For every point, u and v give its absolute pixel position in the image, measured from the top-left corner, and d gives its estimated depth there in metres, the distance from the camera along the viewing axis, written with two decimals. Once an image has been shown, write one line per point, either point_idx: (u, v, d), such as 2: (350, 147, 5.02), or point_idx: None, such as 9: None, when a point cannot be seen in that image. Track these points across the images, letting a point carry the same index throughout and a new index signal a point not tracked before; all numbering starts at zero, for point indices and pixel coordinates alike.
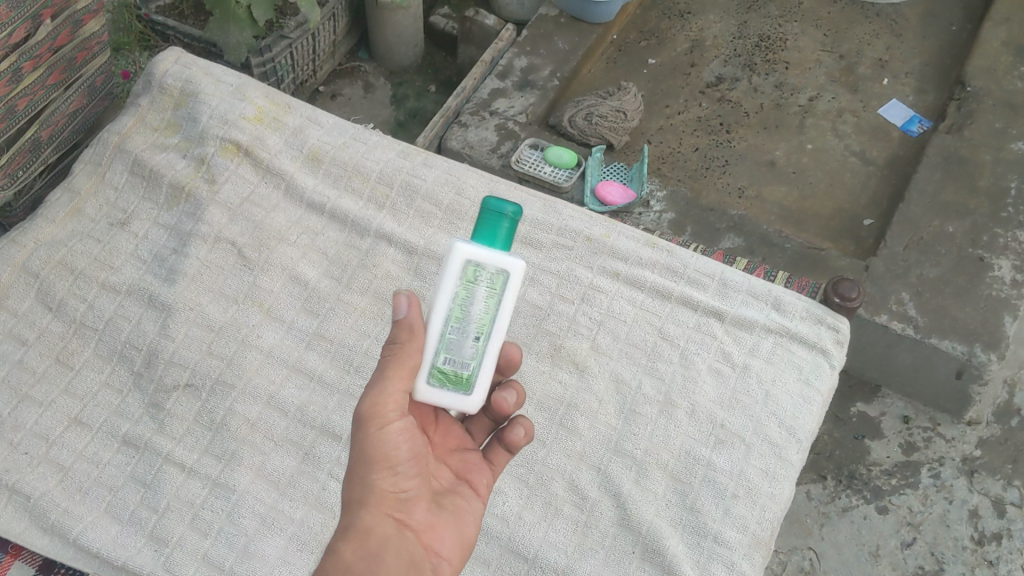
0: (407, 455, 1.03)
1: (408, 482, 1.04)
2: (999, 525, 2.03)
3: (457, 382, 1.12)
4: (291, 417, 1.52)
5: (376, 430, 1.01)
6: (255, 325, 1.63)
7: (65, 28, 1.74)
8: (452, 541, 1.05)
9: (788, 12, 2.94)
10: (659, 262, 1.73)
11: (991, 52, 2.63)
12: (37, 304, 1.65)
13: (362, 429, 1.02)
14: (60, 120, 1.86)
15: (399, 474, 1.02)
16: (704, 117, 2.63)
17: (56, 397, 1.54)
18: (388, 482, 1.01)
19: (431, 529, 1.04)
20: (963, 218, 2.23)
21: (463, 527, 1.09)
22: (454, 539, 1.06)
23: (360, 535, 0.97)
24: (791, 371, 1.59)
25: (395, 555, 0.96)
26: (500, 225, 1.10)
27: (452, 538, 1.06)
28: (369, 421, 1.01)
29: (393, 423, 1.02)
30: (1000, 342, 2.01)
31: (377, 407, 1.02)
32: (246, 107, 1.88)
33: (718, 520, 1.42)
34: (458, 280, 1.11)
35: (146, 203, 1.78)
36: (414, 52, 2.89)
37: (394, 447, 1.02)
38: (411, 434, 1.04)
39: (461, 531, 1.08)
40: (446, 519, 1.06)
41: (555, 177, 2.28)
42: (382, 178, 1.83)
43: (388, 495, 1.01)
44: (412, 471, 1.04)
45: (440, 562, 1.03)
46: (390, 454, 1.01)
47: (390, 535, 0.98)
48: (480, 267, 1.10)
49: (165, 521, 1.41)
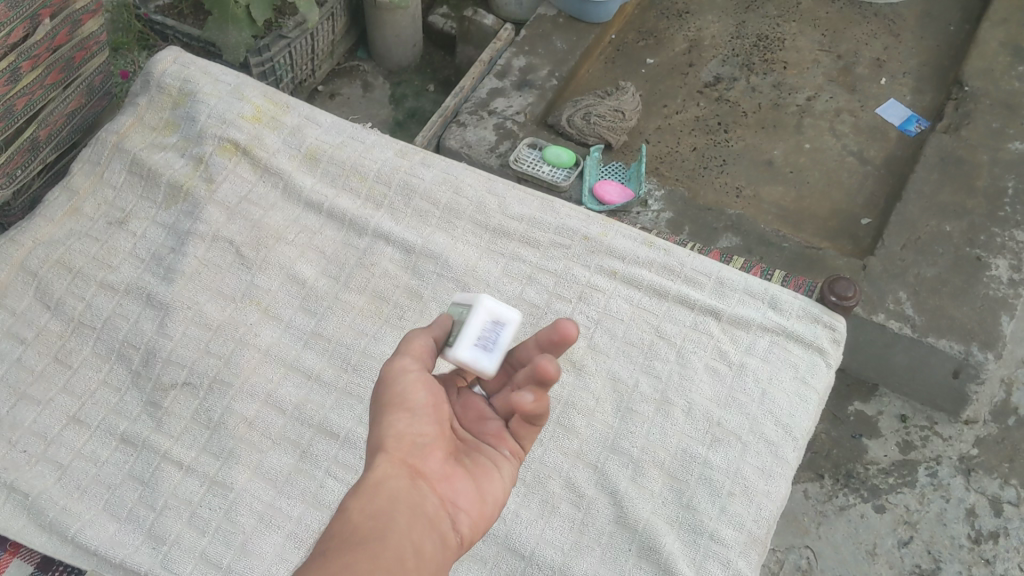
0: (422, 403, 1.07)
1: (425, 431, 1.06)
2: (996, 524, 2.03)
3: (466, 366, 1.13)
4: (288, 416, 1.53)
5: (391, 381, 1.08)
6: (253, 324, 1.63)
7: (64, 28, 1.75)
8: (473, 496, 1.05)
9: (786, 12, 2.95)
10: (656, 261, 1.73)
11: (989, 52, 2.63)
12: (35, 302, 1.65)
13: (378, 389, 1.09)
14: (59, 120, 1.86)
15: (416, 420, 1.06)
16: (702, 116, 2.64)
17: (54, 396, 1.55)
18: (404, 429, 1.04)
19: (448, 480, 1.04)
20: (960, 218, 2.23)
21: (487, 485, 1.07)
22: (475, 495, 1.05)
23: (373, 486, 0.96)
24: (787, 369, 1.59)
25: (409, 504, 0.95)
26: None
27: (472, 492, 1.05)
28: (385, 378, 1.09)
29: (409, 371, 1.09)
30: (997, 341, 2.01)
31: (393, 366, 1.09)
32: (244, 106, 1.89)
33: (714, 518, 1.43)
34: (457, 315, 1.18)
35: (144, 202, 1.79)
36: (413, 52, 2.90)
37: (408, 393, 1.07)
38: (426, 385, 1.09)
39: (483, 490, 1.07)
40: (464, 475, 1.06)
41: (553, 176, 2.29)
42: (380, 177, 1.84)
43: (405, 442, 1.03)
44: (429, 420, 1.07)
45: (458, 515, 1.01)
46: (405, 400, 1.07)
47: (406, 482, 0.98)
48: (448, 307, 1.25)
49: (163, 519, 1.41)
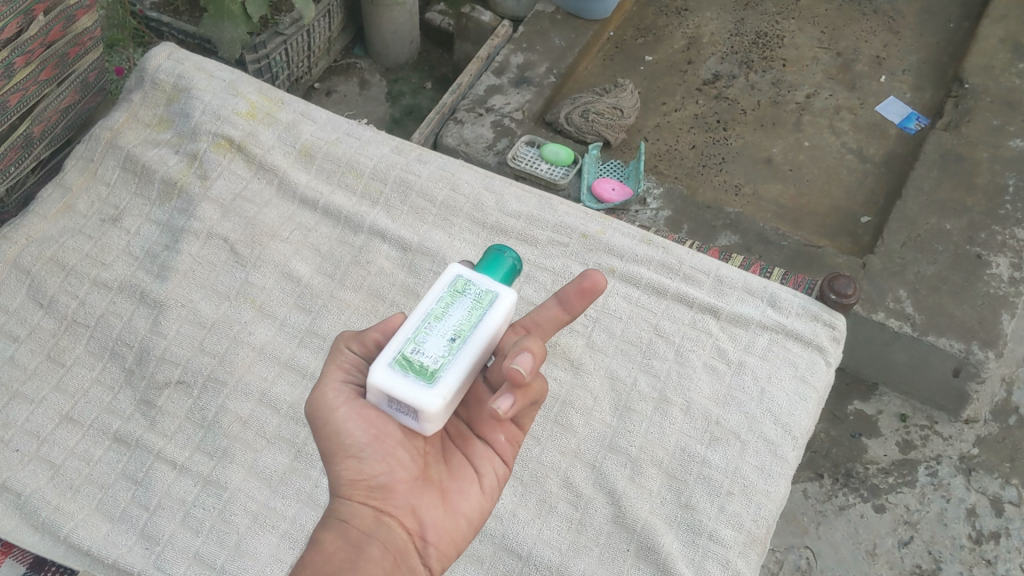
0: (367, 439, 1.03)
1: (380, 467, 1.03)
2: (997, 524, 2.02)
3: (420, 373, 0.99)
4: (283, 415, 1.51)
5: (327, 419, 1.04)
6: (247, 322, 1.62)
7: (58, 24, 1.73)
8: (444, 524, 1.05)
9: (785, 9, 2.93)
10: (655, 259, 1.72)
11: (988, 49, 2.62)
12: (28, 300, 1.63)
13: (315, 422, 1.05)
14: (52, 116, 1.85)
15: (364, 460, 1.02)
16: (701, 114, 2.62)
17: (47, 394, 1.53)
18: (358, 471, 1.02)
19: (415, 513, 1.04)
20: (960, 216, 2.22)
21: (462, 505, 1.07)
22: (447, 523, 1.05)
23: (334, 530, 1.00)
24: (786, 367, 1.58)
25: (376, 544, 0.99)
26: (499, 263, 1.11)
27: (445, 518, 1.05)
28: (314, 415, 1.04)
29: (339, 409, 1.04)
30: (998, 339, 1.99)
31: (318, 401, 1.05)
32: (239, 102, 1.87)
33: (713, 517, 1.41)
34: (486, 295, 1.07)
35: (138, 200, 1.77)
36: (410, 49, 2.88)
37: (347, 435, 1.03)
38: (362, 414, 1.04)
39: (462, 511, 1.07)
40: (435, 501, 1.06)
41: (551, 174, 2.28)
42: (376, 174, 1.82)
43: (359, 484, 1.02)
44: (378, 454, 1.03)
45: (426, 547, 1.03)
46: (344, 444, 1.02)
47: (363, 528, 1.00)
48: (472, 283, 1.08)
49: (156, 519, 1.40)
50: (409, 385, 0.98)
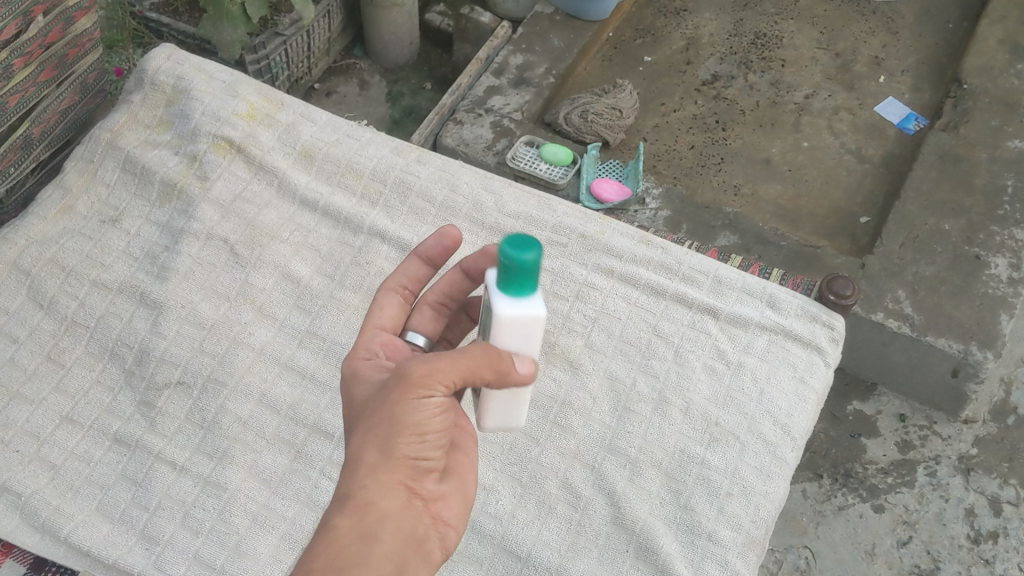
0: (438, 427, 0.94)
1: (431, 451, 0.95)
2: (995, 524, 2.02)
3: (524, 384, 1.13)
4: (282, 415, 1.51)
5: (416, 398, 0.92)
6: (247, 323, 1.62)
7: (57, 25, 1.74)
8: (461, 511, 1.00)
9: (784, 10, 2.93)
10: (654, 259, 1.72)
11: (987, 50, 2.62)
12: (28, 301, 1.64)
13: (401, 390, 0.92)
14: (52, 117, 1.85)
15: (424, 442, 0.94)
16: (700, 115, 2.63)
17: (47, 395, 1.53)
18: (410, 452, 0.93)
19: (441, 498, 0.98)
20: (958, 216, 2.22)
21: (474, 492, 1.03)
22: (464, 508, 1.01)
23: (358, 510, 0.90)
24: (785, 368, 1.58)
25: (400, 533, 0.91)
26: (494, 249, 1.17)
27: (461, 507, 1.01)
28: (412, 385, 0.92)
29: (437, 395, 0.92)
30: (996, 340, 2.00)
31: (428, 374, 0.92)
32: (238, 104, 1.88)
33: (712, 519, 1.42)
34: None
35: (137, 201, 1.77)
36: (409, 50, 2.89)
37: (426, 419, 0.93)
38: (446, 405, 0.94)
39: (470, 499, 1.03)
40: (456, 489, 1.01)
41: (550, 174, 2.28)
42: (375, 175, 1.82)
43: (406, 462, 0.93)
44: (438, 441, 0.95)
45: (446, 532, 0.98)
46: (420, 426, 0.92)
47: (394, 509, 0.92)
48: None
49: (156, 520, 1.40)
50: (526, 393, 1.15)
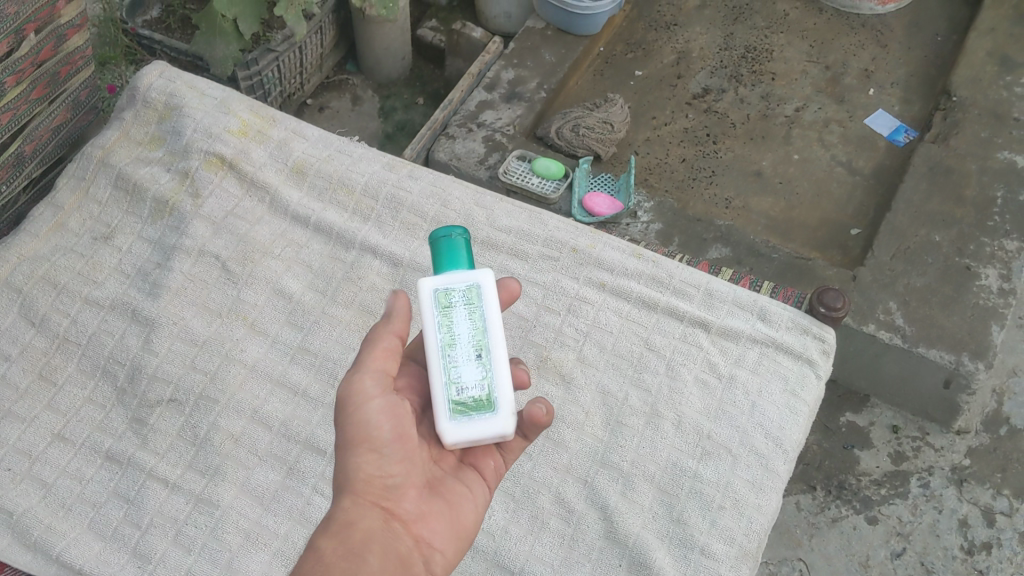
0: (390, 435, 1.05)
1: (395, 467, 1.05)
2: (989, 534, 2.03)
3: (480, 408, 1.09)
4: (275, 432, 1.51)
5: (357, 408, 1.05)
6: (239, 339, 1.62)
7: (49, 43, 1.75)
8: (448, 534, 1.07)
9: (774, 23, 2.95)
10: (645, 273, 1.73)
11: (976, 62, 2.64)
12: (20, 318, 1.64)
13: (341, 411, 1.05)
14: (45, 134, 1.85)
15: (386, 457, 1.05)
16: (691, 128, 2.64)
17: (39, 413, 1.53)
18: (376, 469, 1.03)
19: (422, 519, 1.05)
20: (949, 227, 2.23)
21: (459, 520, 1.10)
22: (450, 530, 1.07)
23: (342, 530, 0.98)
24: (777, 381, 1.59)
25: (383, 547, 0.97)
26: (458, 249, 1.13)
27: (448, 529, 1.07)
28: (347, 401, 1.05)
29: (373, 400, 1.06)
30: (988, 351, 2.01)
31: (357, 387, 1.06)
32: (231, 120, 1.88)
33: (705, 532, 1.42)
34: (435, 310, 1.11)
35: (129, 217, 1.78)
36: (402, 65, 2.90)
37: (375, 427, 1.05)
38: (389, 410, 1.06)
39: (457, 523, 1.09)
40: (440, 510, 1.08)
41: (542, 188, 2.28)
42: (367, 191, 1.83)
43: (376, 484, 1.03)
44: (399, 454, 1.06)
45: (433, 554, 1.04)
46: (371, 436, 1.04)
47: (375, 526, 1.00)
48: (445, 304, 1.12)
49: (148, 538, 1.40)
50: (476, 425, 1.08)
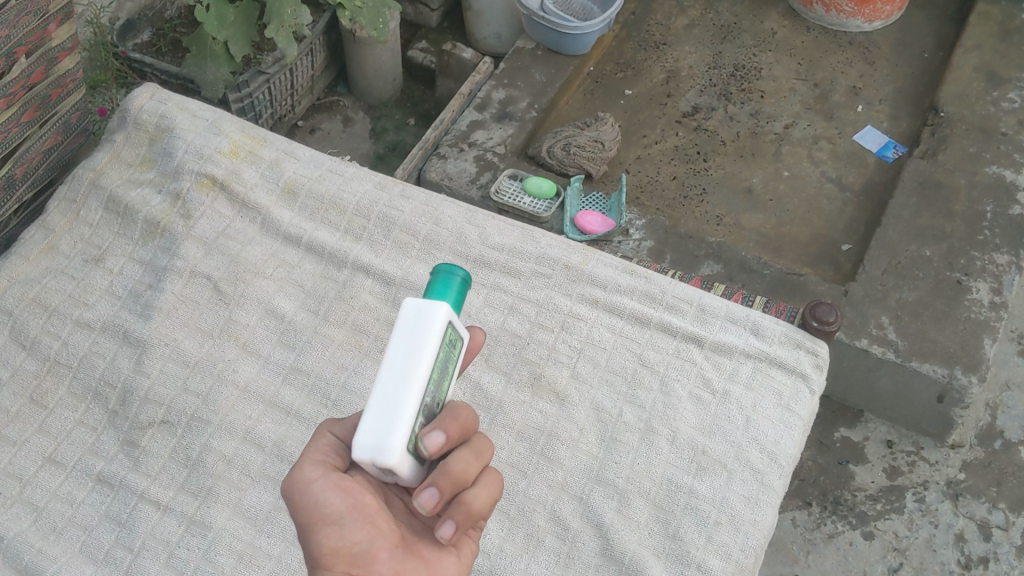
0: (345, 507, 0.99)
1: (359, 533, 0.98)
2: (985, 548, 2.02)
3: None
4: (267, 452, 1.50)
5: (303, 494, 1.00)
6: (231, 360, 1.62)
7: (40, 65, 1.75)
8: None
9: (763, 41, 2.97)
10: (638, 289, 1.73)
11: (963, 77, 2.66)
12: (10, 341, 1.63)
13: (292, 500, 1.01)
14: (35, 158, 1.85)
15: (345, 527, 0.98)
16: (681, 145, 2.65)
17: (30, 437, 1.53)
18: (338, 540, 0.98)
19: None
20: (939, 242, 2.24)
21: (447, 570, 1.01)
22: None
23: None
24: (771, 396, 1.58)
25: None
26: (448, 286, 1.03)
27: None
28: (292, 488, 1.01)
29: (317, 478, 1.00)
30: (980, 364, 2.01)
31: (297, 472, 1.01)
32: (222, 141, 1.88)
33: (700, 548, 1.41)
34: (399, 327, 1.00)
35: (120, 239, 1.77)
36: (393, 86, 2.91)
37: (324, 502, 0.99)
38: (340, 483, 1.01)
39: None
40: (421, 566, 1.00)
41: (535, 207, 2.29)
42: (359, 210, 1.83)
43: (341, 553, 0.97)
44: (359, 519, 0.99)
45: None
46: (324, 513, 0.99)
47: None
48: None
49: (141, 560, 1.39)
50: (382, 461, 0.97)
